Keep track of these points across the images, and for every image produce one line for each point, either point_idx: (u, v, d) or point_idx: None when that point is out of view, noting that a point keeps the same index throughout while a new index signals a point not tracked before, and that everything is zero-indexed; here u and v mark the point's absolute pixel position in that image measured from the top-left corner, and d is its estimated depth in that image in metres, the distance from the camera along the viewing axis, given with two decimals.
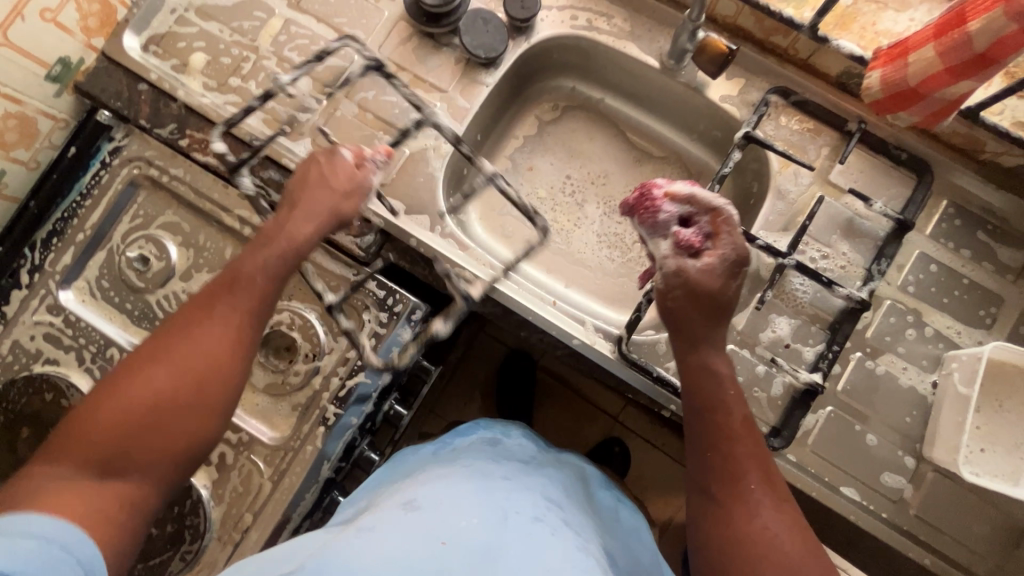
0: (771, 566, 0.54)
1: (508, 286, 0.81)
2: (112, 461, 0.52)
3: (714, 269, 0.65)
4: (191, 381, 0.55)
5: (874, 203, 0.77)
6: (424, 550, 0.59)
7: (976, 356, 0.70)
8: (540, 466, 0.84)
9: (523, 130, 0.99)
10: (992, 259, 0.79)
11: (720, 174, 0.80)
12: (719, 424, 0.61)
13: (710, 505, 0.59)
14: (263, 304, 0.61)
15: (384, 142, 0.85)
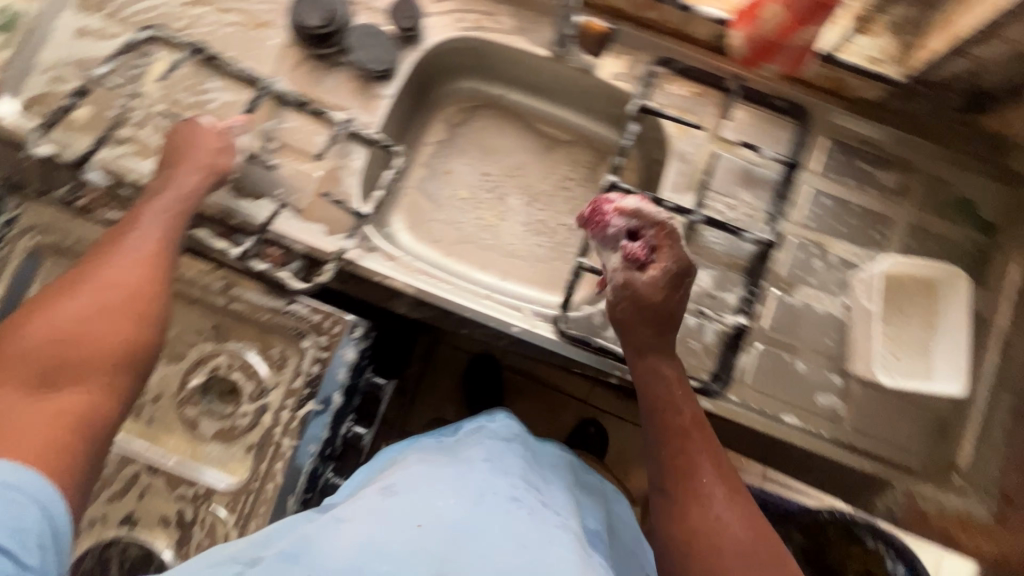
0: (722, 549, 0.59)
1: (442, 288, 0.83)
2: (47, 373, 0.55)
3: (658, 283, 0.71)
4: (116, 300, 0.61)
5: (763, 150, 0.83)
6: (398, 533, 0.61)
7: (871, 274, 0.79)
8: (524, 449, 0.85)
9: (433, 135, 1.00)
10: (874, 183, 0.86)
11: (622, 147, 0.84)
12: (669, 421, 0.67)
13: (669, 503, 0.64)
14: (167, 230, 0.69)
15: (294, 168, 0.85)
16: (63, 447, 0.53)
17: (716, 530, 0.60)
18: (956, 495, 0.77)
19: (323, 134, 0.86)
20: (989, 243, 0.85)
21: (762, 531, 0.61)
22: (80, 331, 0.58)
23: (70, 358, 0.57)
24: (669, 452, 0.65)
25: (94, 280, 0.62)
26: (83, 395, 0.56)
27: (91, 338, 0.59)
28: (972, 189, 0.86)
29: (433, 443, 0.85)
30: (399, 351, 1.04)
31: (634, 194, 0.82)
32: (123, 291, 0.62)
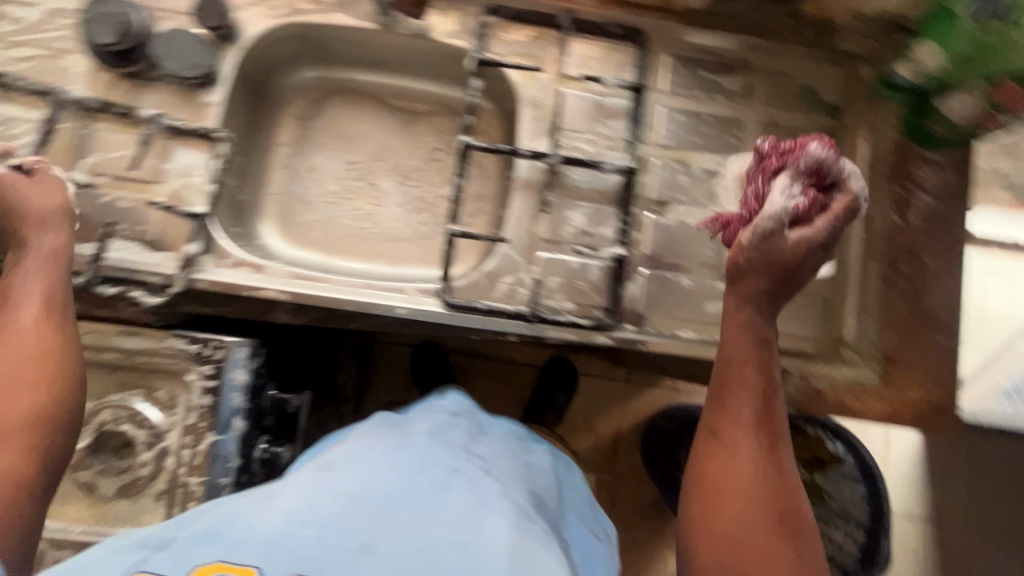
0: (749, 499, 0.54)
1: (318, 285, 0.79)
2: None
3: (805, 241, 0.58)
4: (9, 373, 0.59)
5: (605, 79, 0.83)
6: (325, 505, 0.56)
7: (727, 175, 0.83)
8: (470, 422, 0.83)
9: (287, 133, 0.96)
10: (720, 90, 0.88)
11: (469, 105, 0.82)
12: (743, 374, 0.59)
13: (715, 448, 0.58)
14: (46, 288, 0.64)
15: (131, 197, 0.79)
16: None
17: (753, 492, 0.55)
18: (847, 367, 0.80)
19: (157, 156, 0.80)
20: (837, 124, 0.88)
21: (793, 507, 0.55)
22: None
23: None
24: (727, 401, 0.59)
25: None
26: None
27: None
28: (812, 76, 0.89)
29: (390, 417, 0.79)
30: (300, 358, 1.00)
31: (488, 148, 0.80)
32: (9, 368, 0.58)
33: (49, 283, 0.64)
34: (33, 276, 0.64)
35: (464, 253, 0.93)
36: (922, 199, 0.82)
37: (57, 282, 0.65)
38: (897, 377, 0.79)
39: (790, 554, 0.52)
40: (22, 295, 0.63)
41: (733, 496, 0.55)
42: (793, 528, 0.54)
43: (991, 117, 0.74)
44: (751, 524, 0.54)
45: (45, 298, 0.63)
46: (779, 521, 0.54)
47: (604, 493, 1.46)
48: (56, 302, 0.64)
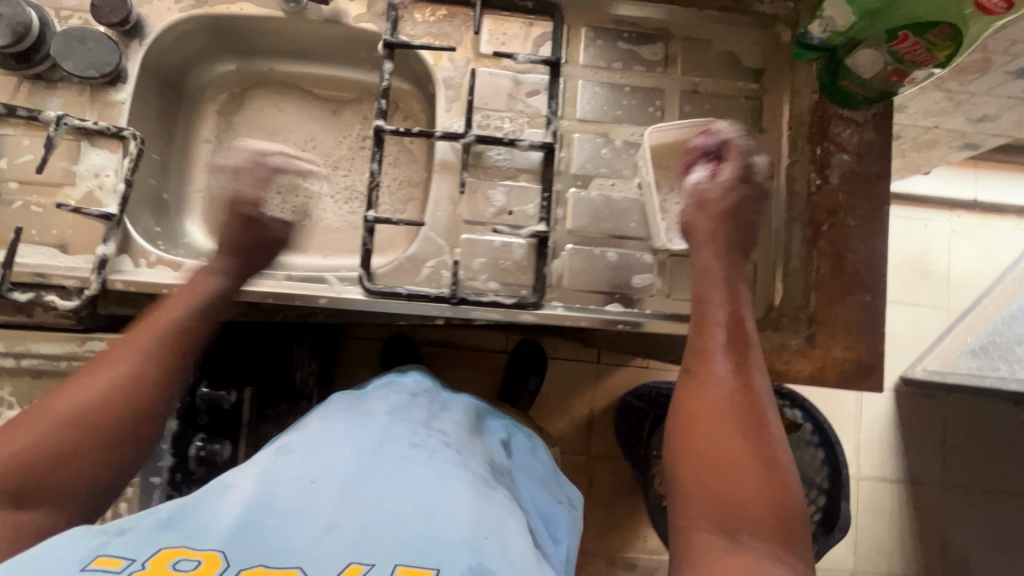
0: (719, 419, 0.59)
1: (236, 279, 0.78)
2: (25, 488, 0.54)
3: (723, 186, 0.75)
4: (117, 415, 0.59)
5: (517, 55, 0.82)
6: (286, 492, 0.51)
7: (642, 147, 0.81)
8: (430, 400, 0.75)
9: (210, 130, 0.95)
10: (640, 61, 0.87)
11: (382, 89, 0.81)
12: (707, 313, 0.68)
13: (687, 379, 0.64)
14: (185, 342, 0.66)
15: (43, 202, 0.78)
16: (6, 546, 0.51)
17: (729, 410, 0.60)
18: (774, 331, 0.80)
19: (66, 158, 0.79)
20: (761, 88, 0.87)
21: (766, 432, 0.59)
22: (72, 437, 0.57)
23: (52, 463, 0.56)
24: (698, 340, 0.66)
25: (99, 378, 0.61)
26: (42, 513, 0.54)
27: (70, 455, 0.57)
28: (732, 41, 0.88)
29: (349, 398, 0.73)
30: (237, 357, 0.99)
31: (402, 132, 0.80)
32: (118, 407, 0.60)
33: (187, 336, 0.67)
34: (185, 321, 0.67)
35: (394, 241, 0.92)
36: (841, 159, 0.82)
37: (194, 337, 0.68)
38: (823, 337, 0.79)
39: (760, 470, 0.56)
40: (167, 334, 0.65)
41: (711, 414, 0.60)
42: (766, 445, 0.58)
43: (901, 71, 0.73)
44: (724, 444, 0.58)
45: (179, 353, 0.65)
46: (758, 437, 0.58)
47: (581, 474, 1.46)
48: (185, 354, 0.66)
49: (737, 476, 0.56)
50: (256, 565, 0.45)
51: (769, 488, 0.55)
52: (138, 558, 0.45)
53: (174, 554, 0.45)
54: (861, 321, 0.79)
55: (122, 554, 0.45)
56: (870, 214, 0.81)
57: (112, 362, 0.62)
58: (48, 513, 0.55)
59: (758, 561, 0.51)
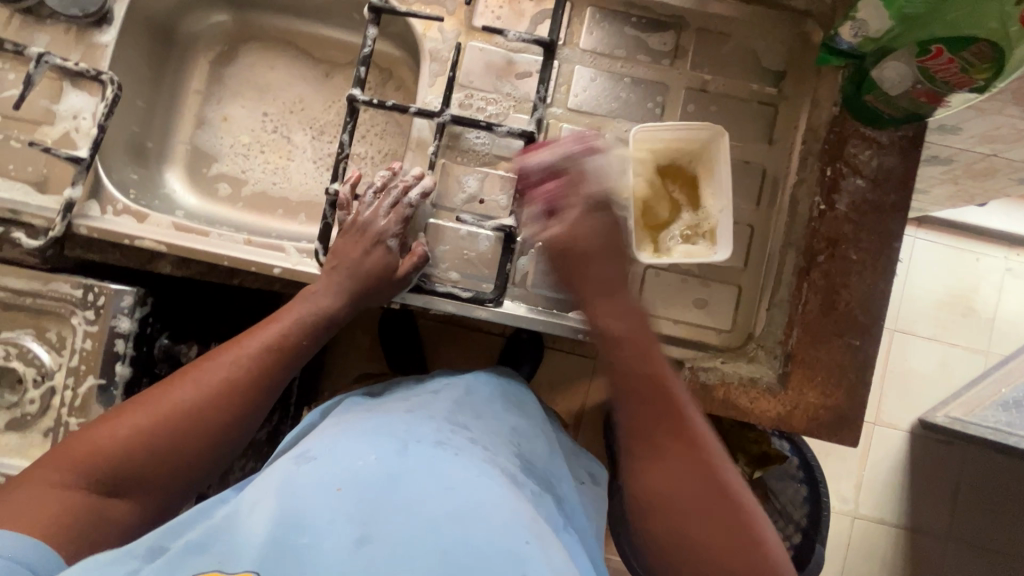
0: (680, 514, 0.55)
1: (196, 238, 0.78)
2: (122, 480, 0.55)
3: (578, 226, 0.70)
4: (220, 415, 0.60)
5: (507, 32, 0.75)
6: (314, 501, 0.44)
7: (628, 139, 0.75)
8: (451, 394, 0.69)
9: (200, 81, 0.94)
10: (645, 50, 0.79)
11: (363, 55, 0.76)
12: (630, 372, 0.61)
13: (632, 468, 0.59)
14: (287, 355, 0.66)
15: (22, 139, 0.78)
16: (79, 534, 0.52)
17: (687, 492, 0.55)
18: (746, 361, 0.77)
19: (48, 97, 0.79)
20: (778, 94, 0.79)
21: (733, 501, 0.55)
22: (165, 440, 0.57)
23: (142, 462, 0.56)
24: (629, 422, 0.60)
25: (204, 378, 0.61)
26: (132, 505, 0.56)
27: (170, 452, 0.57)
28: (753, 38, 0.79)
29: (356, 402, 0.68)
30: (223, 316, 0.98)
31: (376, 105, 0.75)
32: (225, 408, 0.61)
33: (293, 346, 0.67)
34: (288, 336, 0.67)
35: None
36: (855, 184, 0.73)
37: (295, 355, 0.67)
38: (798, 378, 0.72)
39: (740, 550, 0.52)
40: (270, 348, 0.65)
41: (668, 502, 0.55)
42: (740, 521, 0.53)
43: (931, 92, 0.65)
44: (696, 535, 0.53)
45: (280, 364, 0.65)
46: (727, 510, 0.54)
47: None
48: (283, 371, 0.66)
49: (721, 566, 0.52)
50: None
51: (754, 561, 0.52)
52: None
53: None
54: (845, 366, 0.72)
55: None
56: (876, 250, 0.72)
57: (219, 357, 0.63)
58: (133, 510, 0.56)
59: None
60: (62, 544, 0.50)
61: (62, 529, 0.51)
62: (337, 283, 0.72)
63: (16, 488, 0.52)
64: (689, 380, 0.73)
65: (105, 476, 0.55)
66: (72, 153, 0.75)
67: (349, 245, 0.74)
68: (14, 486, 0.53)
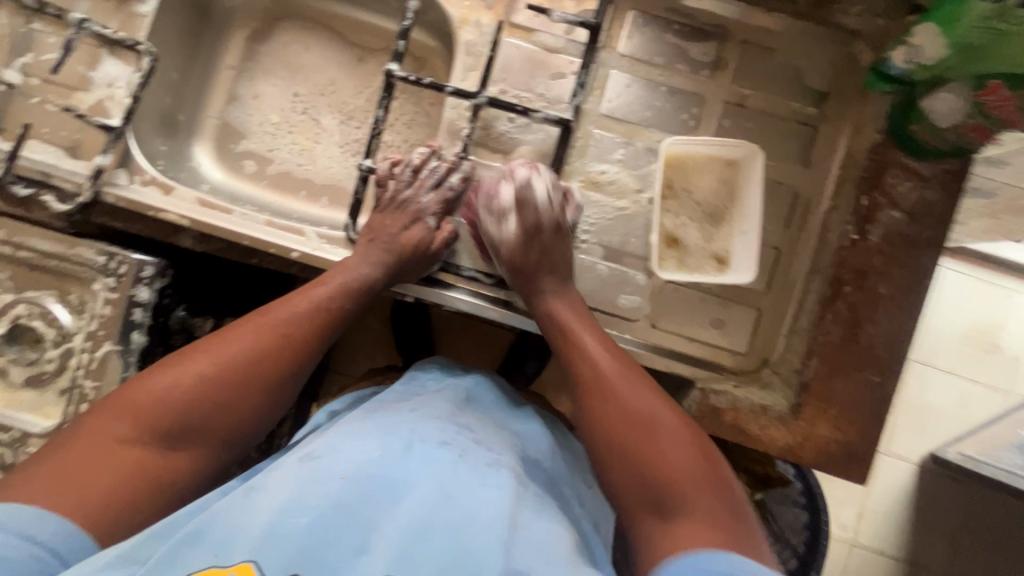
0: (631, 431, 0.59)
1: (219, 215, 0.79)
2: (173, 431, 0.56)
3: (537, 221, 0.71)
4: (270, 368, 0.61)
5: (553, 11, 0.72)
6: (312, 500, 0.44)
7: (660, 148, 0.74)
8: (455, 393, 0.68)
9: (234, 56, 0.94)
10: (685, 59, 0.77)
11: (402, 28, 0.75)
12: (569, 336, 0.67)
13: (584, 406, 0.63)
14: (335, 314, 0.67)
15: (58, 103, 0.79)
16: (126, 501, 0.52)
17: (644, 423, 0.59)
18: (760, 388, 0.75)
19: (85, 63, 0.79)
20: (819, 114, 0.77)
21: (678, 420, 0.60)
22: (213, 397, 0.57)
23: (191, 418, 0.56)
24: (582, 377, 0.64)
25: (256, 333, 0.62)
26: (181, 459, 0.56)
27: (218, 404, 0.58)
28: (798, 55, 0.77)
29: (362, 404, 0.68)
30: (238, 293, 0.99)
31: (412, 81, 0.74)
32: (273, 361, 0.61)
33: (340, 307, 0.67)
34: (333, 298, 0.67)
35: None
36: (891, 216, 0.70)
37: (341, 319, 0.68)
38: (811, 410, 0.70)
39: (685, 453, 0.57)
40: (318, 309, 0.66)
41: (629, 432, 0.59)
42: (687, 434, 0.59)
43: (984, 129, 0.62)
44: (647, 444, 0.58)
45: (328, 322, 0.66)
46: (681, 430, 0.59)
47: None
48: (332, 332, 0.66)
49: (667, 465, 0.56)
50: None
51: (705, 469, 0.56)
52: None
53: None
54: (862, 403, 0.70)
55: None
56: (906, 286, 0.70)
57: (270, 312, 0.64)
58: (179, 466, 0.56)
59: (731, 528, 0.52)
60: (95, 516, 0.50)
61: (102, 495, 0.51)
62: (377, 255, 0.72)
63: (53, 454, 0.53)
64: (698, 400, 0.73)
65: (154, 428, 0.55)
66: (103, 121, 0.76)
67: (390, 220, 0.75)
68: (60, 448, 0.53)
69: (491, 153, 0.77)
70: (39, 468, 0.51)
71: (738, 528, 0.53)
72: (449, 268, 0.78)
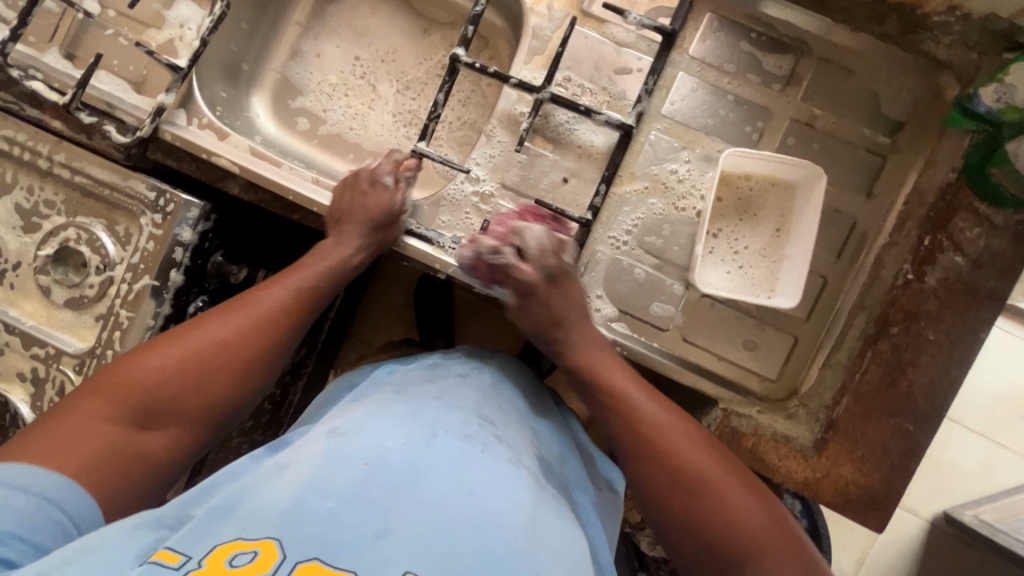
0: (704, 484, 0.58)
1: (271, 168, 0.80)
2: (150, 408, 0.58)
3: (532, 277, 0.68)
4: (244, 351, 0.63)
5: (629, 14, 0.70)
6: (338, 475, 0.46)
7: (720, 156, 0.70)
8: (480, 381, 0.69)
9: (303, 12, 0.95)
10: (758, 70, 0.74)
11: (473, 14, 0.74)
12: (605, 380, 0.66)
13: (643, 464, 0.61)
14: (312, 302, 0.69)
15: (131, 38, 0.82)
16: (116, 471, 0.54)
17: (710, 484, 0.58)
18: (784, 418, 0.73)
19: (161, 2, 0.82)
20: (891, 146, 0.73)
21: (737, 470, 0.60)
22: (190, 374, 0.60)
23: (171, 397, 0.59)
24: (639, 432, 0.62)
25: (233, 318, 0.64)
26: (159, 435, 0.58)
27: (192, 385, 0.60)
28: (878, 80, 0.73)
29: (380, 378, 0.69)
30: (274, 247, 1.00)
31: (477, 68, 0.73)
32: (249, 344, 0.63)
33: (318, 296, 0.70)
34: (317, 286, 0.70)
35: (431, 180, 0.89)
36: (952, 260, 0.66)
37: (318, 308, 0.71)
38: (835, 449, 0.68)
39: (754, 506, 0.57)
40: (298, 295, 0.68)
41: (705, 497, 0.58)
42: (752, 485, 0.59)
43: None
44: (723, 500, 0.57)
45: (305, 311, 0.68)
46: (747, 484, 0.59)
47: None
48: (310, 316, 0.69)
49: (744, 518, 0.56)
50: (313, 559, 0.41)
51: (775, 528, 0.56)
52: (194, 556, 0.41)
53: (230, 548, 0.41)
54: (888, 450, 0.67)
55: (180, 549, 0.42)
56: (955, 337, 0.66)
57: (249, 296, 0.67)
58: (161, 443, 0.58)
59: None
60: (90, 483, 0.52)
61: (91, 465, 0.53)
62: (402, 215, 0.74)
63: (45, 426, 0.54)
64: (719, 420, 0.71)
65: (135, 405, 0.57)
66: (170, 60, 0.77)
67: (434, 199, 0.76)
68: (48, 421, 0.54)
69: (545, 140, 0.76)
70: (35, 439, 0.53)
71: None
72: (434, 241, 0.74)
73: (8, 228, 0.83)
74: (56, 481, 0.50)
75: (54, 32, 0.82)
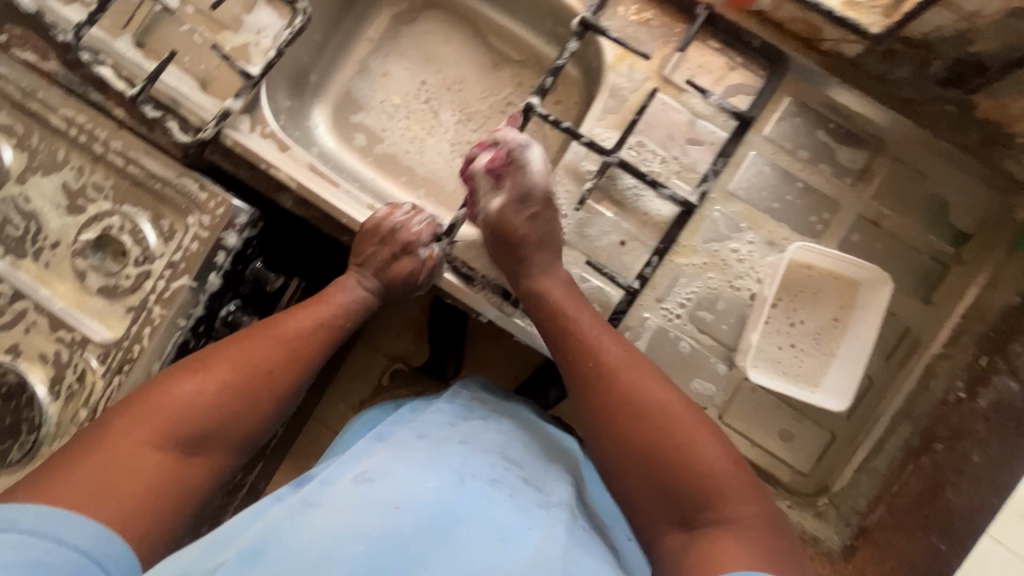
0: (656, 421, 0.56)
1: (327, 188, 0.79)
2: (185, 436, 0.56)
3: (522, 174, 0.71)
4: (274, 378, 0.62)
5: (709, 95, 0.71)
6: (371, 521, 0.45)
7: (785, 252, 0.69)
8: (503, 422, 0.67)
9: (376, 30, 0.95)
10: (831, 161, 0.74)
11: (555, 66, 0.73)
12: (563, 321, 0.64)
13: (593, 399, 0.59)
14: (340, 332, 0.69)
15: (206, 36, 0.81)
16: (157, 507, 0.53)
17: (666, 423, 0.56)
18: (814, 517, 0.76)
19: (242, 6, 0.82)
20: (955, 255, 0.72)
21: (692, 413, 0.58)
22: (230, 404, 0.58)
23: (208, 427, 0.57)
24: (594, 368, 0.60)
25: (263, 345, 0.63)
26: (197, 464, 0.56)
27: (227, 412, 0.58)
28: (951, 188, 0.73)
29: (405, 415, 0.69)
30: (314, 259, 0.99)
31: (549, 120, 0.72)
32: (282, 372, 0.62)
33: (345, 326, 0.70)
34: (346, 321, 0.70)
35: None
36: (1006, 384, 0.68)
37: (341, 337, 0.70)
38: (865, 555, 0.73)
39: (711, 451, 0.55)
40: (327, 323, 0.68)
41: (660, 451, 0.55)
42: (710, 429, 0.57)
43: None
44: (679, 440, 0.55)
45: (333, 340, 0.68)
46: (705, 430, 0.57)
47: None
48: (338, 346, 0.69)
49: (698, 459, 0.54)
50: None
51: (736, 473, 0.54)
52: None
53: None
54: None
55: None
56: None
57: (276, 320, 0.66)
58: (200, 474, 0.56)
59: (770, 549, 0.50)
60: (130, 525, 0.50)
61: (135, 504, 0.51)
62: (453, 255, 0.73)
63: (78, 464, 0.51)
64: None
65: (171, 437, 0.55)
66: (242, 67, 0.78)
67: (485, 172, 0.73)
68: (65, 462, 0.52)
69: (609, 200, 0.75)
70: (71, 475, 0.50)
71: (775, 548, 0.50)
72: (471, 280, 0.75)
73: (51, 206, 0.82)
74: (91, 531, 0.48)
75: (128, 19, 0.82)
